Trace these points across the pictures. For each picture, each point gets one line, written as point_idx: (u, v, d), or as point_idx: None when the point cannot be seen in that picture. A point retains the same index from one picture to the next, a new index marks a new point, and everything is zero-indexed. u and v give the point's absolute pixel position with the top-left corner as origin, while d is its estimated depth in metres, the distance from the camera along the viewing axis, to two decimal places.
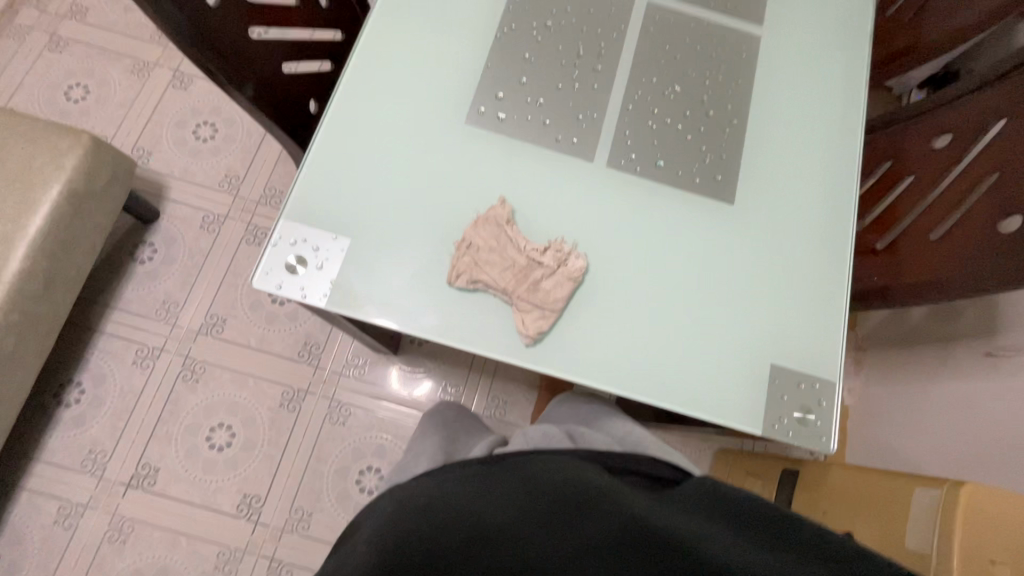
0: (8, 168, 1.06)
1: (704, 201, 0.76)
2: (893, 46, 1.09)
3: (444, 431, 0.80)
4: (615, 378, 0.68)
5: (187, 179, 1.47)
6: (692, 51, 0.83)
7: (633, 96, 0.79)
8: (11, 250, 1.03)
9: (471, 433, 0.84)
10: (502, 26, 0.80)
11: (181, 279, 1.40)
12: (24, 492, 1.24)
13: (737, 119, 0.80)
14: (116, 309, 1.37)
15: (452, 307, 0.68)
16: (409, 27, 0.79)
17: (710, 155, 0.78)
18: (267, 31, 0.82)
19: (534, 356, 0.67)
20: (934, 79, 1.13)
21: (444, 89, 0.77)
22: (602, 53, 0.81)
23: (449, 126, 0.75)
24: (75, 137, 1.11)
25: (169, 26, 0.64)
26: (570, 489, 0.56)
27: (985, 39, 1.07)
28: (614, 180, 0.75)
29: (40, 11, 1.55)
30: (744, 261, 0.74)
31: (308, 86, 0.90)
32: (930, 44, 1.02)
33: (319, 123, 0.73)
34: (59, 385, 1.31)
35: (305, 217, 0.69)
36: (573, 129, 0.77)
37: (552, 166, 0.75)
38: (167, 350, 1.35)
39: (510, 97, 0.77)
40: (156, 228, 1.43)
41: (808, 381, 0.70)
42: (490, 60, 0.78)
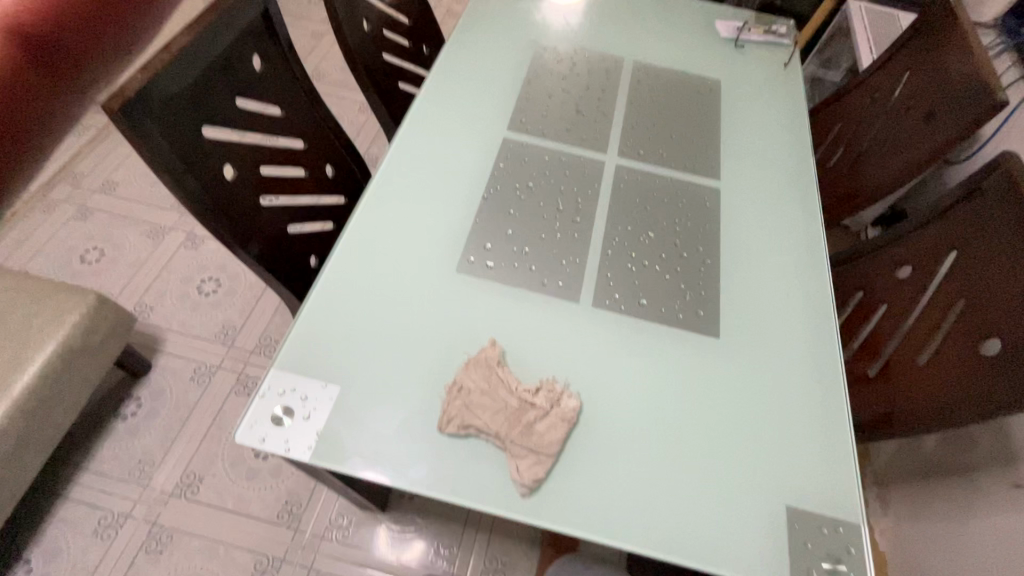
0: (8, 328, 1.08)
1: (690, 336, 0.78)
2: (840, 191, 1.22)
3: None
4: (621, 529, 0.62)
5: (185, 332, 1.50)
6: (661, 202, 0.92)
7: (612, 242, 0.86)
8: None
9: None
10: (489, 188, 0.90)
11: (162, 434, 1.34)
12: None
13: (710, 259, 0.86)
14: (87, 470, 1.29)
15: (443, 456, 0.65)
16: (405, 191, 0.88)
17: (690, 292, 0.82)
18: (277, 198, 0.91)
19: (531, 507, 0.63)
20: (883, 217, 1.25)
21: (437, 242, 0.83)
22: (580, 207, 0.89)
23: (441, 274, 0.80)
24: (81, 296, 1.15)
25: (189, 198, 0.70)
26: None
27: (920, 183, 1.20)
28: (600, 319, 0.78)
29: (73, 187, 1.73)
30: (739, 395, 0.74)
31: (310, 243, 0.97)
32: (872, 189, 1.14)
33: (318, 276, 0.77)
34: (4, 564, 1.17)
35: (296, 366, 0.70)
36: (558, 273, 0.81)
37: (540, 307, 0.78)
38: (134, 515, 1.24)
39: (498, 246, 0.83)
40: (145, 381, 1.42)
41: (830, 524, 0.65)
42: (478, 216, 0.86)
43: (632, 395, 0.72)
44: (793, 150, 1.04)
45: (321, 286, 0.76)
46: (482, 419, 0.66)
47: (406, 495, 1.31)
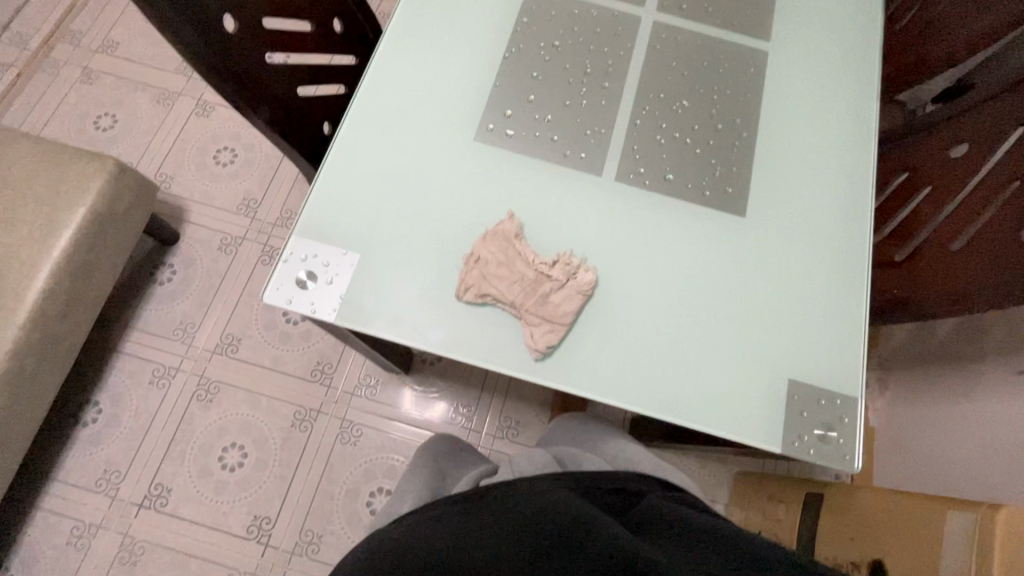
0: (35, 193, 1.10)
1: (715, 214, 0.75)
2: (905, 59, 1.08)
3: (434, 463, 0.80)
4: (627, 393, 0.66)
5: (207, 202, 1.51)
6: (699, 67, 0.83)
7: (641, 111, 0.80)
8: (36, 270, 1.06)
9: (461, 464, 0.85)
10: (510, 47, 0.82)
11: (198, 300, 1.43)
12: (38, 511, 1.25)
13: (746, 133, 0.80)
14: (135, 329, 1.39)
15: (460, 322, 0.68)
16: (419, 49, 0.81)
17: (720, 168, 0.78)
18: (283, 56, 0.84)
19: (544, 370, 0.66)
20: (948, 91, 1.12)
21: (453, 107, 0.78)
22: (609, 70, 0.81)
23: (458, 143, 0.76)
24: (100, 162, 1.15)
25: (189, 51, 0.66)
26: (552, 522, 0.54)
27: None
28: (622, 195, 0.75)
29: (74, 46, 1.63)
30: (758, 274, 0.73)
31: (322, 108, 0.93)
32: (943, 56, 1.01)
33: (332, 142, 0.74)
34: (77, 405, 1.33)
35: (316, 233, 0.70)
36: (581, 143, 0.77)
37: (561, 180, 0.75)
38: (183, 369, 1.37)
39: (518, 114, 0.78)
40: (176, 250, 1.47)
41: (829, 397, 0.68)
42: (498, 79, 0.79)
43: (648, 271, 0.72)
44: (860, 6, 0.91)
45: (336, 152, 0.74)
46: (500, 288, 0.67)
47: (427, 361, 1.40)
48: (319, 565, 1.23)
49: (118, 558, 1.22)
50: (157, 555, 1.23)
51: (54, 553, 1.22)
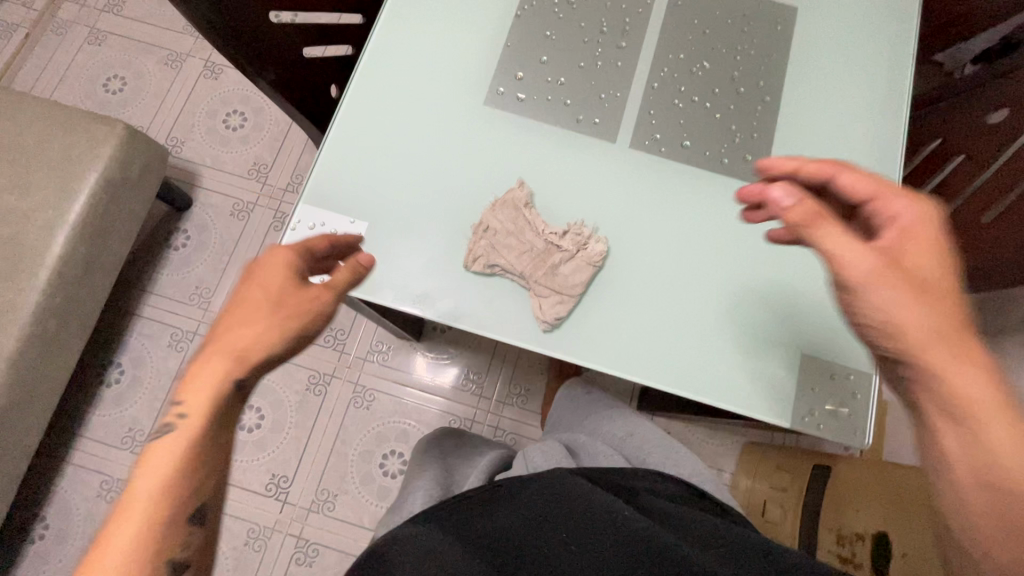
0: (48, 157, 1.11)
1: (732, 183, 0.73)
2: (946, 15, 1.01)
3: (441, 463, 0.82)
4: (634, 366, 0.66)
5: (219, 168, 1.51)
6: (722, 25, 0.78)
7: (658, 74, 0.76)
8: (53, 234, 1.08)
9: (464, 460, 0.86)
10: (523, 3, 0.78)
11: (213, 265, 1.44)
12: (69, 466, 1.31)
13: (769, 97, 0.76)
14: (152, 293, 1.42)
15: (467, 293, 0.67)
16: (428, 6, 0.77)
17: (740, 134, 0.74)
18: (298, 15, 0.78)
19: (551, 341, 0.66)
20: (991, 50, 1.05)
21: (463, 69, 0.75)
22: (626, 29, 0.77)
23: (467, 107, 0.74)
24: (110, 127, 1.14)
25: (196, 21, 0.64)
26: (578, 512, 0.61)
27: None
28: (636, 162, 0.73)
29: (79, 5, 1.60)
30: (774, 246, 0.71)
31: (330, 70, 0.90)
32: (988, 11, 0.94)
33: (338, 106, 0.72)
34: (101, 366, 1.37)
35: (323, 202, 0.70)
36: (594, 109, 0.74)
37: (573, 147, 0.73)
38: (201, 333, 1.40)
39: (530, 76, 0.75)
40: (189, 215, 1.48)
41: (842, 372, 0.67)
42: (509, 39, 0.76)
43: (660, 242, 0.70)
44: None
45: (342, 117, 0.72)
46: (507, 258, 0.66)
47: (438, 328, 1.41)
48: (335, 521, 1.29)
49: None
50: None
51: (85, 504, 1.29)
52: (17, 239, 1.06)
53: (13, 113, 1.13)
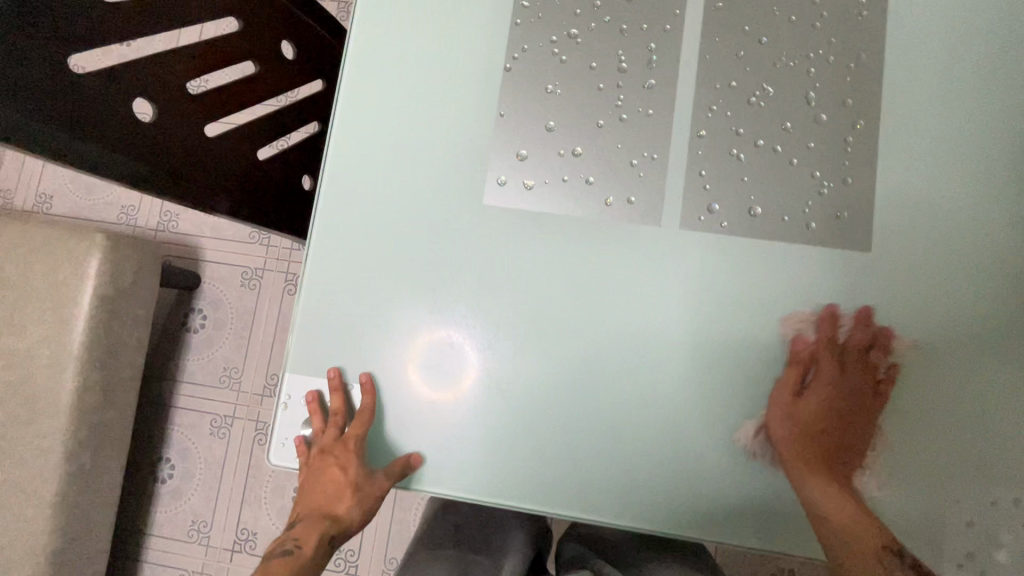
0: (37, 289, 1.02)
1: (824, 253, 0.55)
2: None
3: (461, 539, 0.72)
4: (714, 519, 0.54)
5: (218, 236, 1.41)
6: (784, 26, 0.57)
7: (704, 115, 0.57)
8: (63, 369, 1.01)
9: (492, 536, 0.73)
10: (513, 51, 0.59)
11: (236, 343, 1.37)
12: (147, 565, 1.32)
13: (862, 119, 0.56)
14: (183, 381, 1.37)
15: (495, 451, 0.56)
16: (395, 76, 0.60)
17: (828, 182, 0.55)
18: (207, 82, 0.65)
19: (600, 450, 0.55)
20: None
21: (455, 160, 0.59)
22: (653, 62, 0.58)
23: (466, 211, 0.58)
24: (90, 239, 1.04)
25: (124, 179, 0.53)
26: None
27: None
28: (689, 249, 0.56)
29: None
30: (894, 335, 0.54)
31: (298, 161, 0.75)
32: None
33: (308, 243, 0.59)
34: (152, 463, 1.35)
35: (314, 366, 0.58)
36: (627, 182, 0.57)
37: (606, 241, 0.57)
38: (239, 415, 1.35)
39: (535, 151, 0.58)
40: (200, 293, 1.40)
41: (1002, 497, 0.51)
42: (504, 104, 0.59)
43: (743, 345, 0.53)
44: None
45: (314, 255, 0.59)
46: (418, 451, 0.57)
47: None
48: None
49: None
50: None
51: None
52: (29, 382, 1.00)
53: None
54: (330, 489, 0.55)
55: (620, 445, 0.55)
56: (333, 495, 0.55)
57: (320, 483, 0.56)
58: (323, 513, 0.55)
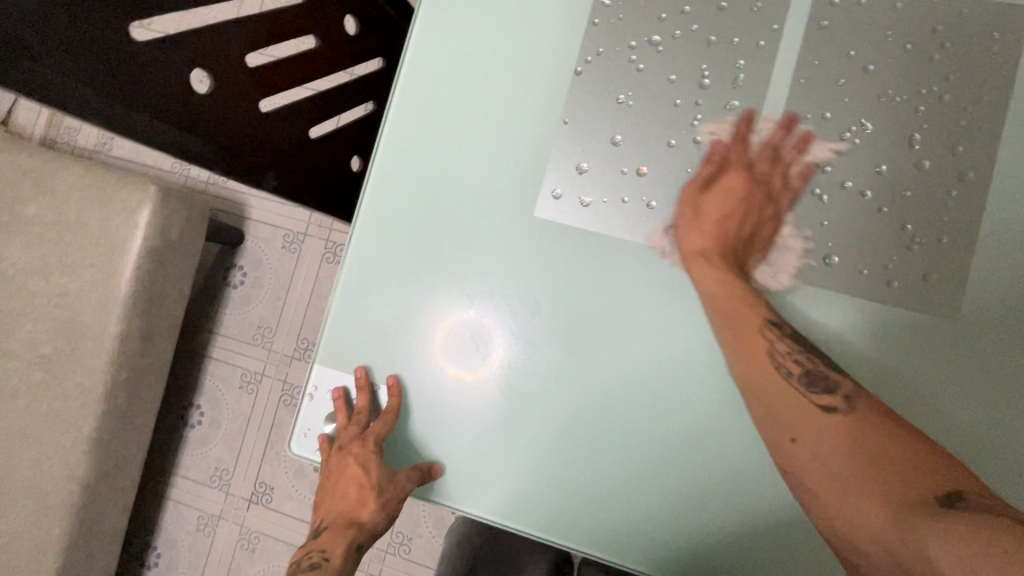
0: (91, 232, 1.05)
1: (898, 315, 0.50)
2: None
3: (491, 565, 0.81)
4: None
5: (265, 196, 1.42)
6: (895, 55, 0.51)
7: (788, 146, 0.52)
8: (108, 312, 1.05)
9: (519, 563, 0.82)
10: (587, 54, 0.55)
11: (271, 304, 1.40)
12: (170, 502, 1.39)
13: (970, 171, 0.49)
14: (219, 333, 1.41)
15: (514, 474, 0.54)
16: (459, 68, 0.57)
17: (918, 239, 0.50)
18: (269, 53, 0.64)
19: (624, 491, 0.53)
20: None
21: (510, 166, 0.56)
22: (739, 81, 0.53)
23: (515, 220, 0.55)
24: (143, 190, 1.06)
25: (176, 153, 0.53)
26: None
27: None
28: (748, 291, 0.52)
29: None
30: (965, 418, 0.49)
31: (348, 141, 0.74)
32: None
33: (351, 234, 0.58)
34: (184, 407, 1.41)
35: (343, 360, 0.58)
36: (691, 211, 0.53)
37: (657, 272, 0.53)
38: (268, 373, 1.38)
39: (596, 166, 0.55)
40: (243, 250, 1.42)
41: None
42: (570, 110, 0.55)
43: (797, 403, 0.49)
44: None
45: (355, 247, 0.58)
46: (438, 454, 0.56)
47: None
48: None
49: (239, 545, 1.35)
50: (271, 545, 1.34)
51: (188, 537, 1.38)
52: (76, 321, 1.04)
53: (53, 184, 1.07)
54: (353, 492, 0.57)
55: (645, 488, 0.52)
56: (355, 503, 0.57)
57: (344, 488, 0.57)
58: (351, 514, 0.57)
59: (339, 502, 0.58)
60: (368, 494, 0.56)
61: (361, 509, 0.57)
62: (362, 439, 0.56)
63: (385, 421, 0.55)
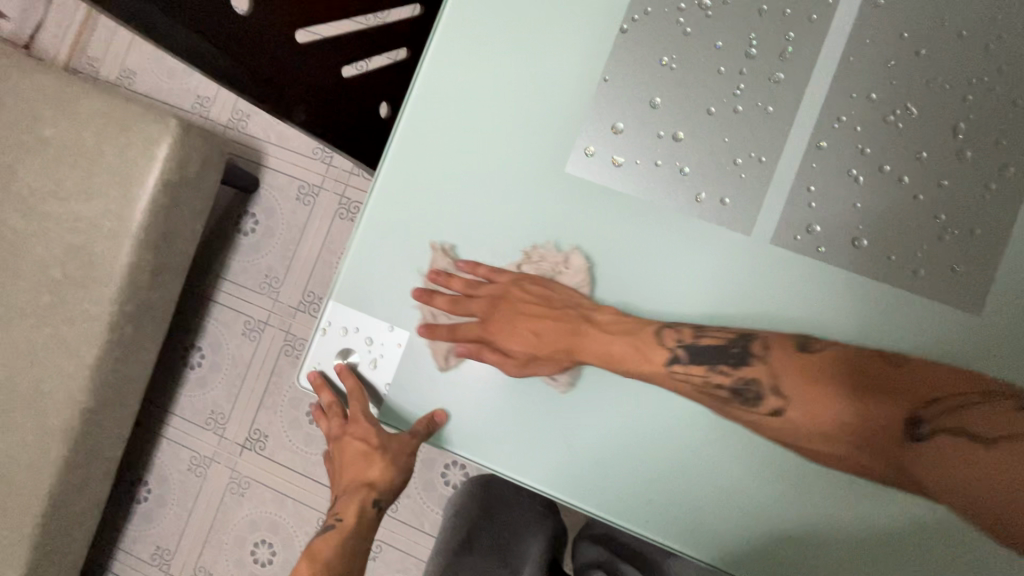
0: (109, 161, 1.05)
1: (921, 305, 0.50)
2: None
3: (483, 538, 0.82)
4: (726, 547, 0.52)
5: (283, 146, 1.41)
6: (949, 41, 0.50)
7: (830, 125, 0.51)
8: (120, 243, 1.05)
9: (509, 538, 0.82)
10: (634, 12, 0.54)
11: (281, 254, 1.40)
12: (165, 440, 1.41)
13: (1011, 166, 0.49)
14: (226, 278, 1.41)
15: (519, 425, 0.54)
16: (502, 15, 0.56)
17: (952, 230, 0.49)
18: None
19: (627, 452, 0.53)
20: None
21: (544, 120, 0.55)
22: (787, 53, 0.52)
23: (544, 176, 0.55)
24: (165, 123, 1.05)
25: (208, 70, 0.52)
26: None
27: None
28: (772, 268, 0.51)
29: None
30: None
31: (379, 86, 0.72)
32: None
33: (378, 174, 0.57)
34: (185, 349, 1.42)
35: (356, 300, 0.57)
36: (724, 181, 0.52)
37: (682, 240, 0.53)
38: (271, 323, 1.39)
39: (632, 127, 0.54)
40: (257, 198, 1.42)
41: None
42: (611, 68, 0.54)
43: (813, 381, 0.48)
44: None
45: (380, 188, 0.57)
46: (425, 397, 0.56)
47: None
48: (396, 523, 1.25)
49: (229, 489, 1.37)
50: (260, 492, 1.36)
51: (180, 476, 1.39)
52: (87, 248, 1.04)
53: (74, 109, 1.06)
54: (358, 457, 0.58)
55: (648, 451, 0.53)
56: (361, 467, 0.58)
57: (349, 455, 0.58)
58: (359, 479, 0.59)
59: (347, 470, 0.59)
60: (373, 456, 0.57)
61: (368, 470, 0.58)
62: (359, 408, 0.57)
63: (356, 396, 0.56)
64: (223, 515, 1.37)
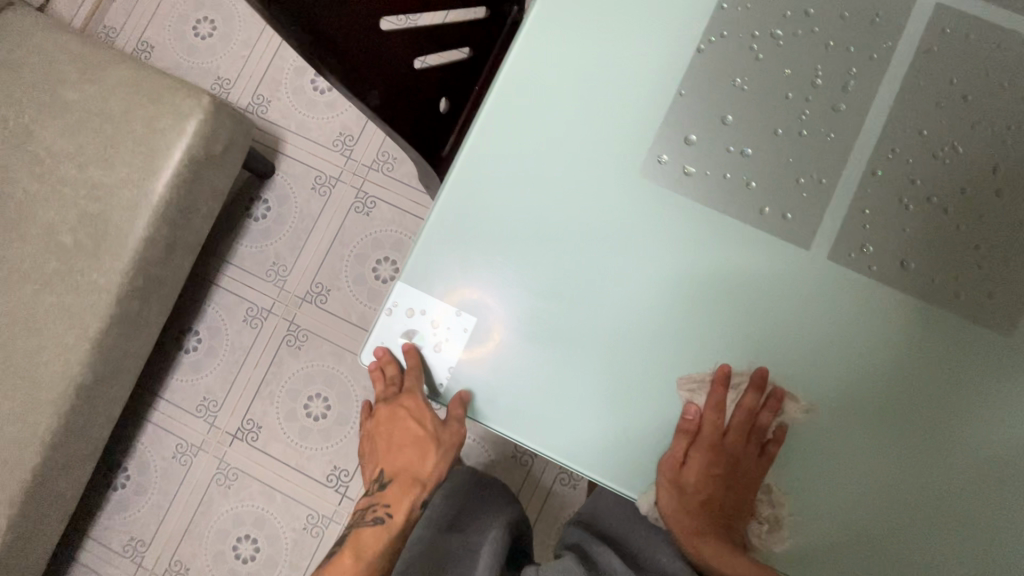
0: (134, 129, 1.02)
1: (959, 326, 0.54)
2: None
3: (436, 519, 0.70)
4: (772, 549, 0.53)
5: (303, 135, 1.41)
6: (991, 90, 0.55)
7: (885, 155, 0.55)
8: (137, 214, 1.02)
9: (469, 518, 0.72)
10: (711, 35, 0.58)
11: (291, 242, 1.38)
12: (150, 425, 1.35)
13: None
14: (232, 263, 1.39)
15: (580, 416, 0.56)
16: (586, 24, 0.59)
17: (989, 260, 0.54)
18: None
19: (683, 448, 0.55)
20: None
21: (620, 125, 0.58)
22: (848, 86, 0.56)
23: (616, 178, 0.57)
24: (197, 98, 1.04)
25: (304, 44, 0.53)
26: None
27: None
28: (827, 283, 0.55)
29: None
30: (1002, 428, 0.53)
31: (442, 82, 0.74)
32: None
33: (456, 162, 0.59)
34: (181, 332, 1.38)
35: (426, 283, 0.58)
36: (788, 198, 0.56)
37: (745, 250, 0.56)
38: (275, 311, 1.36)
39: (703, 141, 0.57)
40: (271, 184, 1.40)
41: None
42: (687, 84, 0.57)
43: (804, 457, 0.54)
44: None
45: (458, 176, 0.59)
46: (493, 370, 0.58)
47: None
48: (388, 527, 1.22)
49: (215, 479, 1.32)
50: (248, 484, 1.32)
51: (163, 463, 1.34)
52: (103, 217, 1.01)
53: (102, 75, 1.04)
54: (419, 442, 0.75)
55: None
56: (423, 451, 0.75)
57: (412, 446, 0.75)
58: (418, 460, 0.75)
59: (410, 454, 0.76)
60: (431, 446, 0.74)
61: (427, 452, 0.75)
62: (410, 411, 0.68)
63: (418, 371, 0.58)
64: (206, 507, 1.32)
